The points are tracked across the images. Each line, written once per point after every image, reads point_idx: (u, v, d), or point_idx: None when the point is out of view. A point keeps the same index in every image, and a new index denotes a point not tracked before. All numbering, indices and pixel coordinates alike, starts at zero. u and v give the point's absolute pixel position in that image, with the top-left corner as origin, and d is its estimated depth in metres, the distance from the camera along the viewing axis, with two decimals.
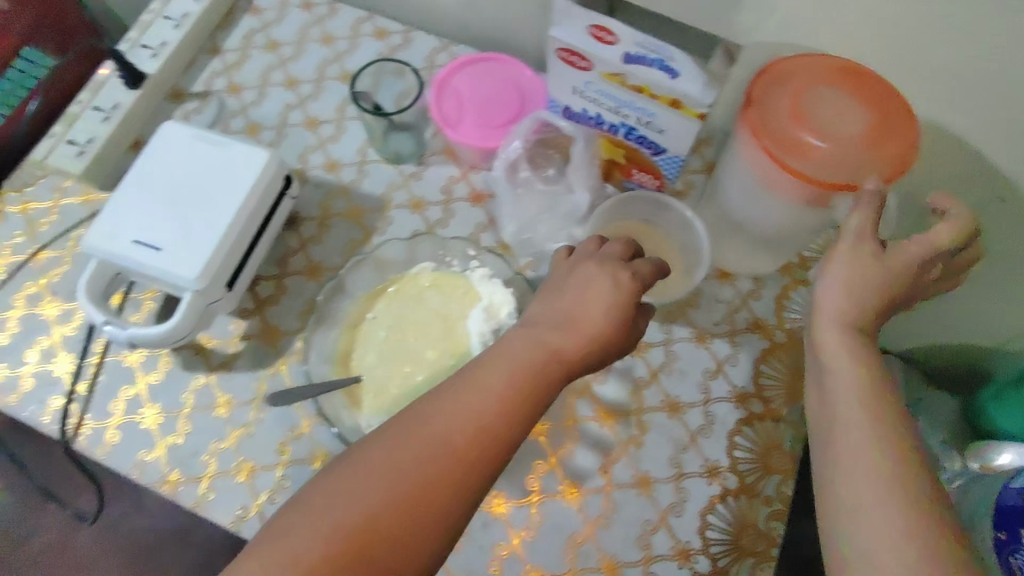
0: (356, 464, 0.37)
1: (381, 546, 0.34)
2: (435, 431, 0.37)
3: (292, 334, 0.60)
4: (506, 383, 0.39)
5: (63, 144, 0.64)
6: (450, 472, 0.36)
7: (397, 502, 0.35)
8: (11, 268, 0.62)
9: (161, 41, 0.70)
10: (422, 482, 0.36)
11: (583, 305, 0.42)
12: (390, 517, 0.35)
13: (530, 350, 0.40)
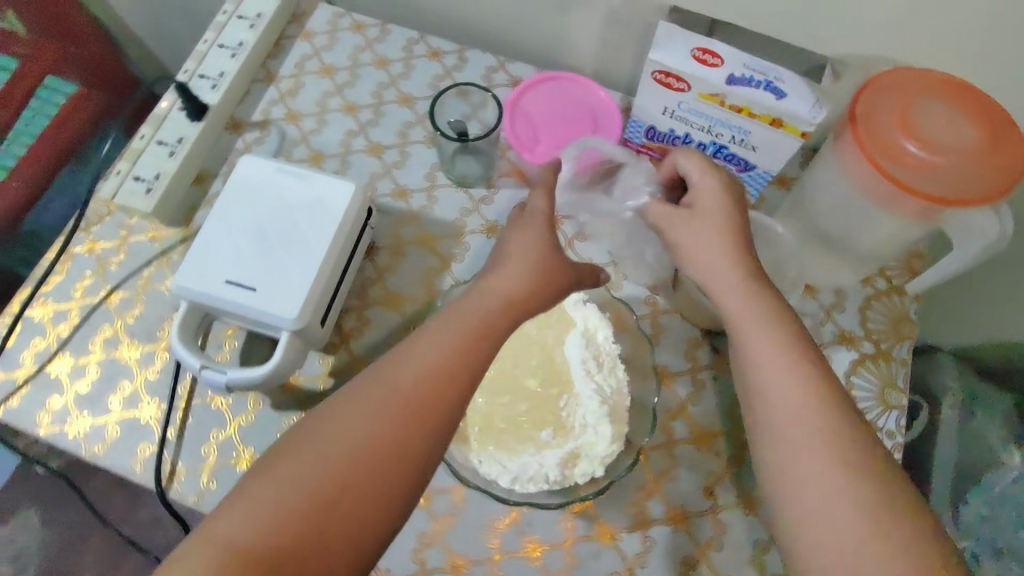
0: (311, 440, 0.38)
1: (342, 518, 0.36)
2: (387, 410, 0.39)
3: None
4: (465, 351, 0.42)
5: (130, 181, 0.63)
6: (402, 449, 0.39)
7: (353, 478, 0.37)
8: (83, 311, 0.60)
9: (219, 71, 0.69)
10: (376, 462, 0.38)
11: (525, 263, 0.48)
12: (347, 492, 0.37)
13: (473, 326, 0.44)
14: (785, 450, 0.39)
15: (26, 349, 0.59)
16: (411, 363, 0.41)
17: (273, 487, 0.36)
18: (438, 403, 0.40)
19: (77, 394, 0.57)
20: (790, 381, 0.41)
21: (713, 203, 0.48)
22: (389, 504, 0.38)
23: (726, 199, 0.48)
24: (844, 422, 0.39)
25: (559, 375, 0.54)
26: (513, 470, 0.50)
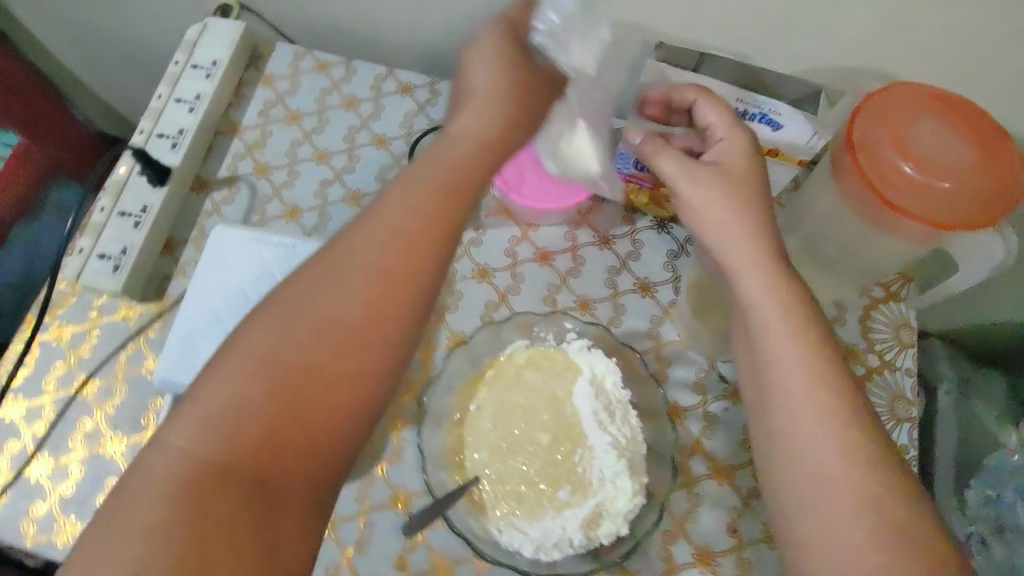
0: (224, 376, 0.36)
1: (271, 468, 0.36)
2: (310, 346, 0.38)
3: (384, 436, 0.56)
4: (387, 271, 0.40)
5: (95, 260, 0.59)
6: (332, 390, 0.38)
7: (273, 425, 0.36)
8: (58, 406, 0.57)
9: (178, 128, 0.65)
10: (296, 406, 0.37)
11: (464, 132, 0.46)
12: (270, 443, 0.36)
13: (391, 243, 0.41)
14: (795, 452, 0.40)
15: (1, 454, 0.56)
16: (351, 264, 0.40)
17: (213, 419, 0.35)
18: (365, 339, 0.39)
19: (60, 498, 0.54)
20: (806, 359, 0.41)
21: (729, 208, 0.46)
22: (323, 447, 0.37)
23: (753, 159, 0.47)
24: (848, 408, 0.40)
25: (572, 429, 0.52)
26: (535, 537, 0.48)
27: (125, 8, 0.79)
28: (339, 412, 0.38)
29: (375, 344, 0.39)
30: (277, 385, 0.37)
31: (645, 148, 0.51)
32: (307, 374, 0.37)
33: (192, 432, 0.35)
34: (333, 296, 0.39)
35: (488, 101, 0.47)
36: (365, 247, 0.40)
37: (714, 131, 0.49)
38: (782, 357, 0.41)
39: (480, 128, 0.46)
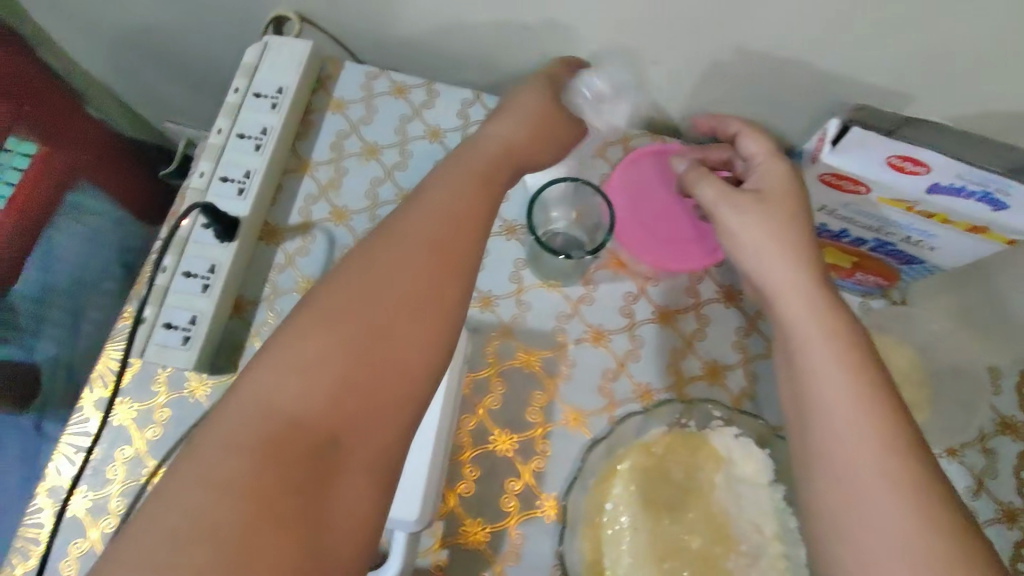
0: (293, 339, 0.34)
1: (342, 443, 0.32)
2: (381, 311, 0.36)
3: (501, 528, 0.50)
4: (442, 247, 0.39)
5: (160, 329, 0.51)
6: (399, 357, 0.35)
7: (345, 392, 0.33)
8: (127, 498, 0.50)
9: (245, 170, 0.57)
10: (366, 373, 0.34)
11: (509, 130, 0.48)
12: (340, 414, 0.33)
13: (444, 215, 0.40)
14: (835, 456, 0.37)
15: (66, 557, 0.49)
16: (415, 237, 0.39)
17: (281, 395, 0.32)
18: (430, 310, 0.37)
19: None
20: (836, 353, 0.39)
21: (765, 220, 0.44)
22: (391, 423, 0.34)
23: (793, 180, 0.45)
24: (889, 403, 0.37)
25: (724, 533, 0.46)
26: None
27: (167, 17, 0.70)
28: (397, 389, 0.35)
29: (438, 320, 0.37)
30: (347, 345, 0.34)
31: (687, 177, 0.50)
32: (367, 349, 0.34)
33: (243, 418, 0.31)
34: (394, 264, 0.37)
35: (525, 101, 0.50)
36: (426, 219, 0.40)
37: (755, 160, 0.48)
38: (818, 355, 0.39)
39: (508, 131, 0.48)
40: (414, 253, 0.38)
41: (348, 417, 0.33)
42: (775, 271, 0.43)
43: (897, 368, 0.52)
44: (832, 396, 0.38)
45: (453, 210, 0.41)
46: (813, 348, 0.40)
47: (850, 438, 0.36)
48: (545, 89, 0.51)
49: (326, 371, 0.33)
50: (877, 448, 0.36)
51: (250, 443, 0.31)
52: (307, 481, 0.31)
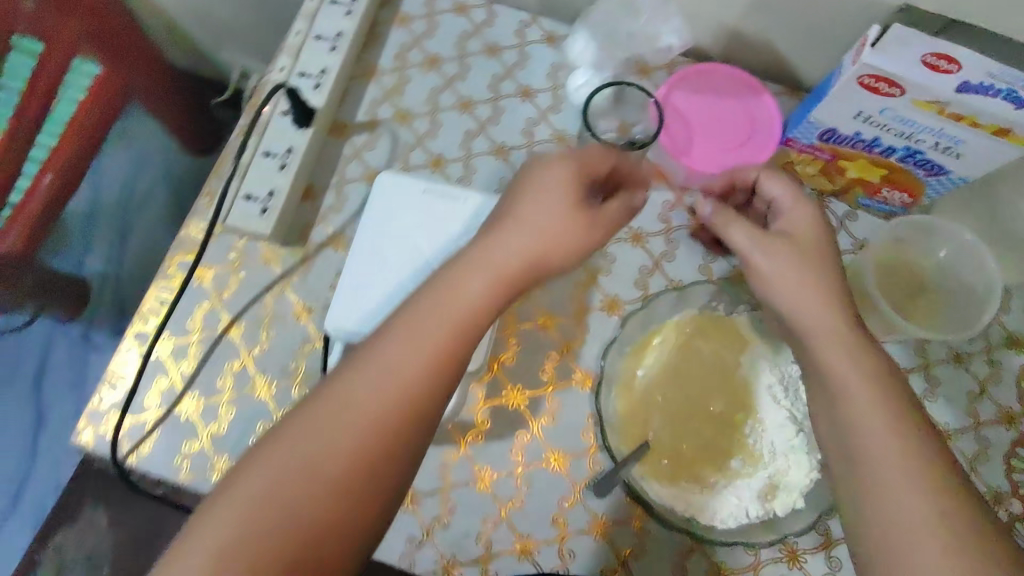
0: (279, 450, 0.37)
1: (325, 538, 0.36)
2: (363, 404, 0.39)
3: (540, 394, 0.56)
4: (434, 328, 0.41)
5: (241, 201, 0.56)
6: (375, 460, 0.38)
7: (331, 487, 0.37)
8: (205, 346, 0.56)
9: (320, 67, 0.61)
10: (350, 462, 0.37)
11: (534, 219, 0.45)
12: (327, 505, 0.37)
13: (454, 295, 0.42)
14: (891, 535, 0.37)
15: (150, 392, 0.55)
16: (395, 365, 0.40)
17: (272, 491, 0.36)
18: (405, 433, 0.39)
19: (212, 436, 0.54)
20: (887, 426, 0.40)
21: (805, 276, 0.46)
22: (365, 528, 0.38)
23: (818, 230, 0.48)
24: (942, 482, 0.38)
25: (744, 400, 0.52)
26: (710, 504, 0.49)
27: None
28: (407, 448, 0.39)
29: (418, 415, 0.40)
30: (331, 441, 0.38)
31: (718, 219, 0.51)
32: (381, 434, 0.38)
33: (265, 484, 0.36)
34: (379, 365, 0.40)
35: (547, 225, 0.45)
36: (426, 301, 0.42)
37: (780, 204, 0.50)
38: (869, 427, 0.40)
39: (540, 224, 0.45)
40: (398, 358, 0.40)
41: (357, 469, 0.37)
42: (817, 333, 0.44)
43: (907, 278, 0.58)
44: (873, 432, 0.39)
45: (456, 292, 0.42)
46: (869, 429, 0.40)
47: (887, 473, 0.38)
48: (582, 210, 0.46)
49: (343, 449, 0.38)
50: (906, 477, 0.38)
51: (270, 499, 0.36)
52: (320, 541, 0.36)
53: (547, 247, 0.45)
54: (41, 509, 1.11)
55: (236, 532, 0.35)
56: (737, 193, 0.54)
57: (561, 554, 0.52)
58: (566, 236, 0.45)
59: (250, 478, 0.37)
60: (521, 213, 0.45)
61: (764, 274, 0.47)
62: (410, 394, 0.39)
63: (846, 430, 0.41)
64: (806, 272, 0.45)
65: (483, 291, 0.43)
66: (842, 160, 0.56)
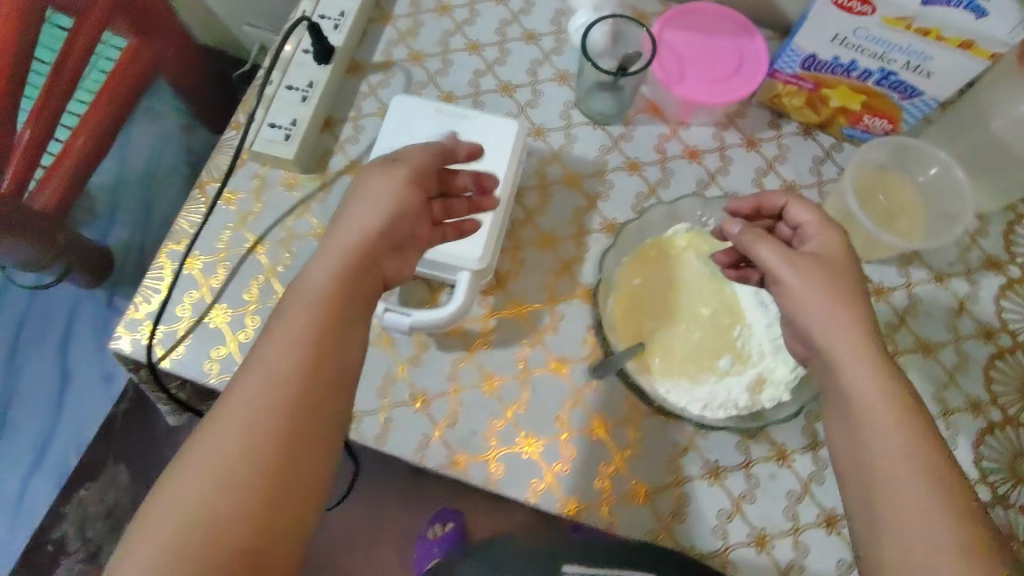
0: (189, 462, 0.35)
1: (270, 517, 0.35)
2: (275, 378, 0.37)
3: (542, 307, 0.59)
4: (326, 290, 0.41)
5: (266, 128, 0.61)
6: (304, 430, 0.37)
7: (260, 464, 0.35)
8: (232, 263, 0.60)
9: (339, 9, 0.66)
10: (273, 434, 0.36)
11: (378, 197, 0.45)
12: (261, 483, 0.35)
13: (342, 261, 0.42)
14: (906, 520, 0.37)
15: (181, 303, 0.59)
16: (295, 332, 0.39)
17: (202, 487, 0.34)
18: (324, 393, 0.38)
19: (240, 344, 0.58)
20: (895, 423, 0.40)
21: (827, 287, 0.45)
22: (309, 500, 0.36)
23: (846, 254, 0.47)
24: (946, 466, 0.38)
25: (732, 305, 0.55)
26: (702, 397, 0.52)
27: None
28: (331, 406, 0.39)
29: (336, 373, 0.39)
30: (249, 427, 0.36)
31: (745, 238, 0.49)
32: (301, 382, 0.38)
33: (209, 458, 0.35)
34: (281, 337, 0.39)
35: (386, 203, 0.45)
36: (311, 275, 0.42)
37: (804, 228, 0.50)
38: (877, 426, 0.40)
39: (388, 205, 0.45)
40: (300, 324, 0.39)
41: (285, 438, 0.36)
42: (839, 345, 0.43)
43: (899, 196, 0.59)
44: (890, 452, 0.39)
45: (351, 253, 0.43)
46: (875, 419, 0.40)
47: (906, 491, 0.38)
48: (403, 190, 0.46)
49: (264, 410, 0.36)
50: (920, 472, 0.38)
51: (224, 466, 0.35)
52: (277, 495, 0.35)
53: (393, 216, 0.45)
54: (63, 467, 1.13)
55: (194, 504, 0.34)
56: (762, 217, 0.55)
57: (562, 451, 0.55)
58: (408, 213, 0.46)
59: (186, 459, 0.35)
60: (379, 188, 0.46)
61: (789, 288, 0.46)
62: (309, 328, 0.39)
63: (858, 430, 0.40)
64: (831, 288, 0.45)
65: (364, 243, 0.44)
66: (824, 89, 0.60)
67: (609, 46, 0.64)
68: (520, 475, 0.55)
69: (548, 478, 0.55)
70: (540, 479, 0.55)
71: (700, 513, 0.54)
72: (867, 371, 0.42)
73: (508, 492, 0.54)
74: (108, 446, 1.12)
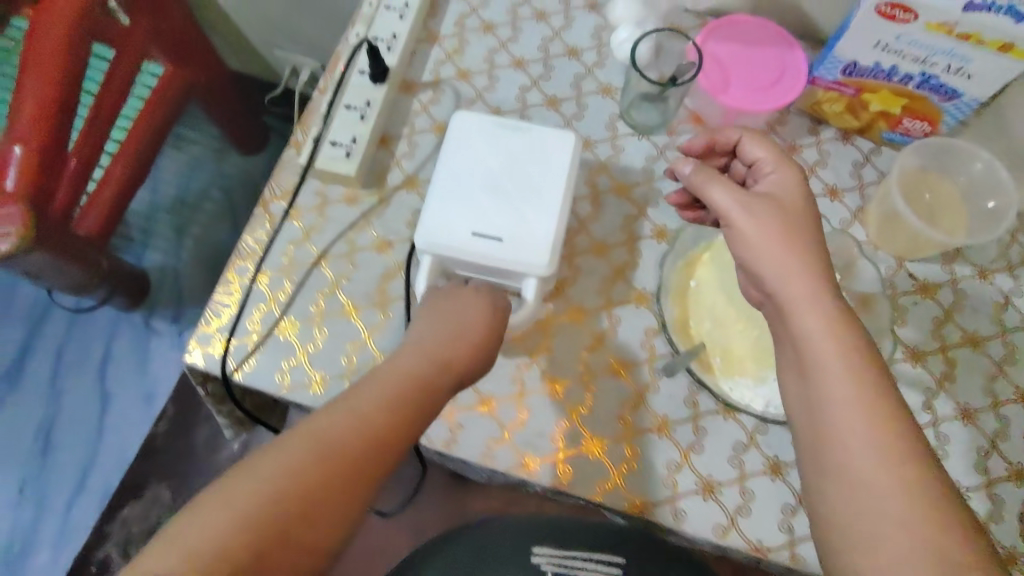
0: (233, 479, 0.38)
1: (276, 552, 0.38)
2: (334, 438, 0.41)
3: (599, 312, 0.61)
4: (405, 386, 0.45)
5: (328, 146, 0.64)
6: (337, 488, 0.40)
7: (290, 505, 0.38)
8: (298, 277, 0.62)
9: (391, 32, 0.69)
10: (310, 484, 0.39)
11: (471, 315, 0.50)
12: (284, 521, 0.38)
13: (425, 365, 0.47)
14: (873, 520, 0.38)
15: (251, 317, 0.60)
16: (367, 406, 0.43)
17: (240, 502, 0.37)
18: (367, 464, 0.41)
19: (310, 354, 0.60)
20: (878, 428, 0.40)
21: (777, 240, 0.47)
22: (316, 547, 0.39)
23: (799, 191, 0.50)
24: (923, 470, 0.39)
25: None
26: (764, 394, 0.55)
27: None
28: (368, 477, 0.42)
29: (387, 454, 0.43)
30: (295, 468, 0.39)
31: (698, 178, 0.52)
32: (354, 444, 0.41)
33: (271, 470, 0.39)
34: (353, 404, 0.43)
35: (475, 320, 0.50)
36: (397, 367, 0.46)
37: (760, 165, 0.53)
38: (858, 432, 0.40)
39: (475, 320, 0.50)
40: (377, 400, 0.43)
41: (317, 490, 0.39)
42: (818, 356, 0.43)
43: (939, 195, 0.61)
44: (847, 421, 0.41)
45: (438, 361, 0.47)
46: (851, 424, 0.41)
47: (862, 457, 0.40)
48: (483, 308, 0.51)
49: (341, 439, 0.41)
50: (895, 468, 0.39)
51: (260, 495, 0.38)
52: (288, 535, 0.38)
53: (473, 334, 0.49)
54: (106, 487, 1.14)
55: (245, 500, 0.37)
56: (716, 156, 0.59)
57: (627, 451, 0.57)
58: (489, 337, 0.50)
59: (260, 456, 0.40)
60: (472, 304, 0.51)
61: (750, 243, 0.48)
62: (378, 407, 0.43)
63: (839, 432, 0.41)
64: (783, 236, 0.47)
65: (452, 356, 0.48)
66: (865, 94, 0.63)
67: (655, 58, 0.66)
68: (588, 475, 0.56)
69: (615, 478, 0.56)
70: (607, 479, 0.56)
71: (766, 508, 0.55)
72: (829, 346, 0.43)
73: (577, 492, 0.56)
74: (149, 464, 1.13)
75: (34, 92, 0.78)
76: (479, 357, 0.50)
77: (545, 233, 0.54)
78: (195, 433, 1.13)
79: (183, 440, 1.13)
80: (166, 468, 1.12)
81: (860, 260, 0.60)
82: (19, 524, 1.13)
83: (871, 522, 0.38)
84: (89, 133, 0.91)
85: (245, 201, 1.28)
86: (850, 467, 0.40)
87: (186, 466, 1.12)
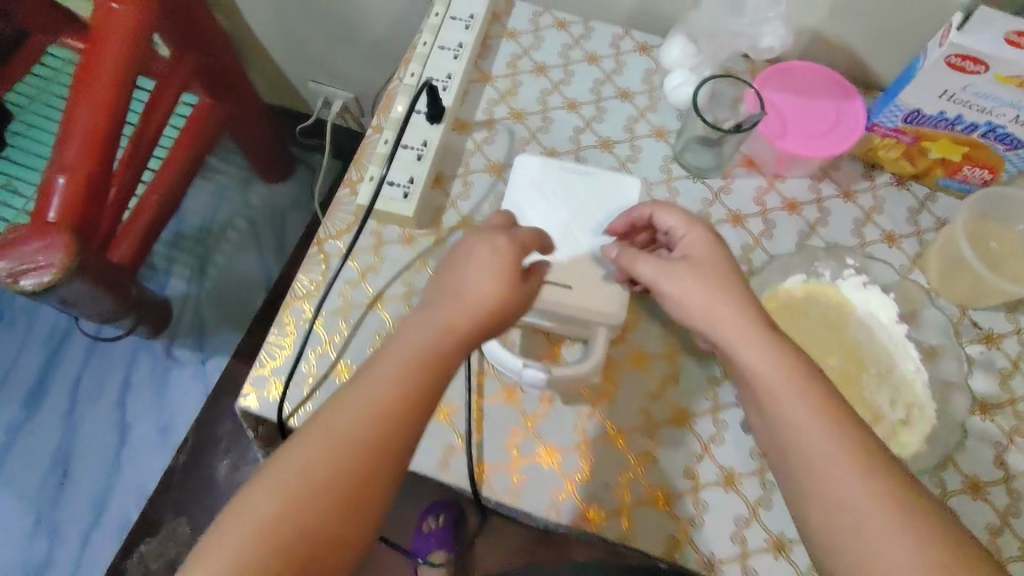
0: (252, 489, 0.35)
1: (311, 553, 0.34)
2: (343, 423, 0.37)
3: (662, 358, 0.60)
4: (416, 354, 0.40)
5: (386, 187, 0.64)
6: (357, 475, 0.36)
7: (312, 504, 0.35)
8: (354, 317, 0.61)
9: (446, 73, 0.69)
10: (326, 475, 0.36)
11: (480, 263, 0.45)
12: (308, 523, 0.35)
13: (435, 328, 0.41)
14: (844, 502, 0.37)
15: (308, 360, 0.59)
16: (373, 382, 0.38)
17: (258, 513, 0.34)
18: (385, 442, 0.37)
19: None
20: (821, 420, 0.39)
21: None
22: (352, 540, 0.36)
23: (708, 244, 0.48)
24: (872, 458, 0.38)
25: (853, 354, 0.57)
26: None
27: None
28: (391, 457, 0.37)
29: (405, 423, 0.38)
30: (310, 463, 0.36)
31: (622, 259, 0.51)
32: (367, 425, 0.37)
33: (287, 472, 0.36)
34: (360, 384, 0.38)
35: (488, 268, 0.44)
36: (404, 334, 0.41)
37: (675, 231, 0.51)
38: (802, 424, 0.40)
39: (489, 269, 0.44)
40: (383, 372, 0.39)
41: (336, 482, 0.36)
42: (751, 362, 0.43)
43: (1003, 243, 0.61)
44: (796, 415, 0.40)
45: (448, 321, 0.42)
46: (797, 423, 0.40)
47: (812, 452, 0.39)
48: (499, 258, 0.45)
49: (355, 422, 0.37)
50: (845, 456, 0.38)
51: (281, 500, 0.35)
52: (320, 537, 0.35)
53: (489, 285, 0.44)
54: (124, 520, 1.11)
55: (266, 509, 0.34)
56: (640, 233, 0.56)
57: (695, 506, 0.55)
58: (507, 284, 0.44)
59: (276, 461, 0.36)
60: (484, 253, 0.45)
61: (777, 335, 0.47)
62: (388, 377, 0.38)
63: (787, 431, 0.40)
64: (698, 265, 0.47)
65: (466, 313, 0.43)
66: (925, 142, 0.63)
67: (709, 106, 0.67)
68: (655, 531, 0.54)
69: (684, 533, 0.54)
70: (676, 534, 0.54)
71: None
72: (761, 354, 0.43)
73: (644, 548, 0.54)
74: (165, 499, 1.10)
75: (86, 123, 0.79)
76: (501, 306, 0.44)
77: (617, 280, 0.54)
78: (213, 466, 1.11)
79: (200, 474, 1.11)
80: (185, 502, 1.09)
81: (926, 308, 0.59)
82: (31, 561, 1.09)
83: (838, 514, 0.37)
84: (134, 155, 0.92)
85: (269, 233, 1.28)
86: (808, 456, 0.39)
87: (206, 498, 1.09)
